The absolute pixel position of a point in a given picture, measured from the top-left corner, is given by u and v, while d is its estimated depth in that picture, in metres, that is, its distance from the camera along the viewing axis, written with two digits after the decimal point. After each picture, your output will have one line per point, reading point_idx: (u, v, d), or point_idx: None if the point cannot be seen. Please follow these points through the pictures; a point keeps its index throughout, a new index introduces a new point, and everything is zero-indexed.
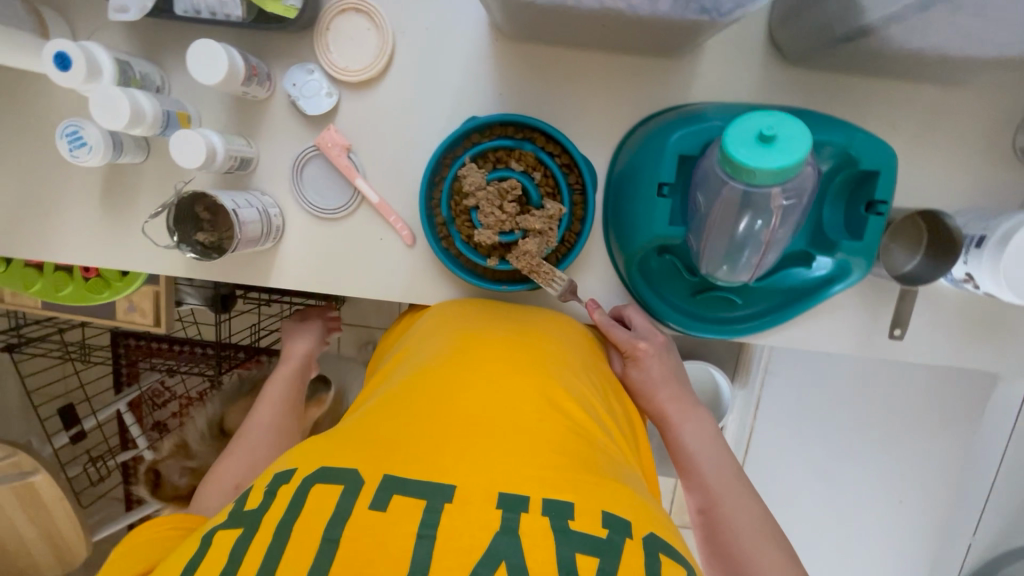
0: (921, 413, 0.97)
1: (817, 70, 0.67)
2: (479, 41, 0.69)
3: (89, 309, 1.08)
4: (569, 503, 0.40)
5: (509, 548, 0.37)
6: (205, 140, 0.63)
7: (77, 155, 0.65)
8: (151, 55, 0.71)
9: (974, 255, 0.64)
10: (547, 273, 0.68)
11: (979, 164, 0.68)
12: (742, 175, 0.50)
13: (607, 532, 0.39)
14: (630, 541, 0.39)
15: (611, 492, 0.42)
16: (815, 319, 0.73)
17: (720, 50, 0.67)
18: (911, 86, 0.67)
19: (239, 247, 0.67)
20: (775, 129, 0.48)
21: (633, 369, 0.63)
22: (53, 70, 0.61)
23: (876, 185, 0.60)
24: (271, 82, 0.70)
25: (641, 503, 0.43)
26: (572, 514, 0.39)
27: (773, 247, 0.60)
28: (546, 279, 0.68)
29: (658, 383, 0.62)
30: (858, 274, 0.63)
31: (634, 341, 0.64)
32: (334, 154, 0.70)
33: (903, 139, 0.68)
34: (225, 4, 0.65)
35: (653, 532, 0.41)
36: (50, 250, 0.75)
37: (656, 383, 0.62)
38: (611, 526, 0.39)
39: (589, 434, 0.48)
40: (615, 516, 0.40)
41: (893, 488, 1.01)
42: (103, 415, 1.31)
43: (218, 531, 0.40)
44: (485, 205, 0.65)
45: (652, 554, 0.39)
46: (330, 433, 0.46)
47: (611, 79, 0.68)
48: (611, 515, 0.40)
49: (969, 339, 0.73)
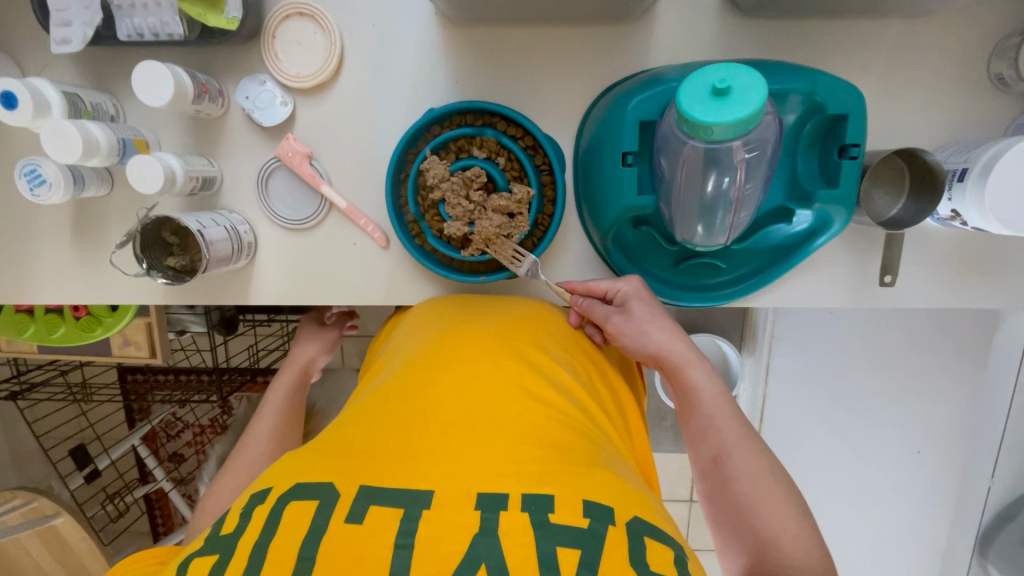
0: (928, 360, 0.95)
1: (775, 19, 0.65)
2: (427, 31, 0.67)
3: (83, 349, 1.08)
4: (549, 496, 0.39)
5: (488, 549, 0.36)
6: (162, 163, 0.63)
7: (38, 193, 0.64)
8: (104, 85, 0.70)
9: (958, 190, 0.62)
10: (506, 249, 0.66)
11: (954, 96, 0.66)
12: (701, 133, 0.48)
13: (588, 522, 0.38)
14: (612, 529, 0.38)
15: (593, 479, 0.41)
16: (803, 275, 0.71)
17: (673, 11, 0.65)
18: (875, 24, 0.65)
19: (210, 267, 0.66)
20: (729, 81, 0.47)
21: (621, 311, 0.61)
22: (0, 111, 0.60)
23: (846, 128, 0.58)
24: (225, 98, 0.69)
25: (627, 487, 0.42)
26: (552, 507, 0.38)
27: (745, 205, 0.59)
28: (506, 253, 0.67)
29: (652, 319, 0.60)
30: (841, 222, 0.62)
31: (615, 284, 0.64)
32: (296, 163, 0.69)
33: (872, 81, 0.66)
34: (165, 23, 0.62)
35: (638, 515, 0.40)
36: (29, 292, 0.75)
37: (643, 324, 0.60)
38: (593, 515, 0.38)
39: (570, 422, 0.48)
40: (597, 504, 0.39)
41: (908, 439, 0.99)
42: (116, 452, 1.32)
43: (194, 558, 0.39)
44: (451, 197, 0.64)
45: (636, 540, 0.38)
46: (307, 446, 0.46)
47: (565, 53, 0.67)
48: (592, 503, 0.39)
49: (964, 277, 0.70)
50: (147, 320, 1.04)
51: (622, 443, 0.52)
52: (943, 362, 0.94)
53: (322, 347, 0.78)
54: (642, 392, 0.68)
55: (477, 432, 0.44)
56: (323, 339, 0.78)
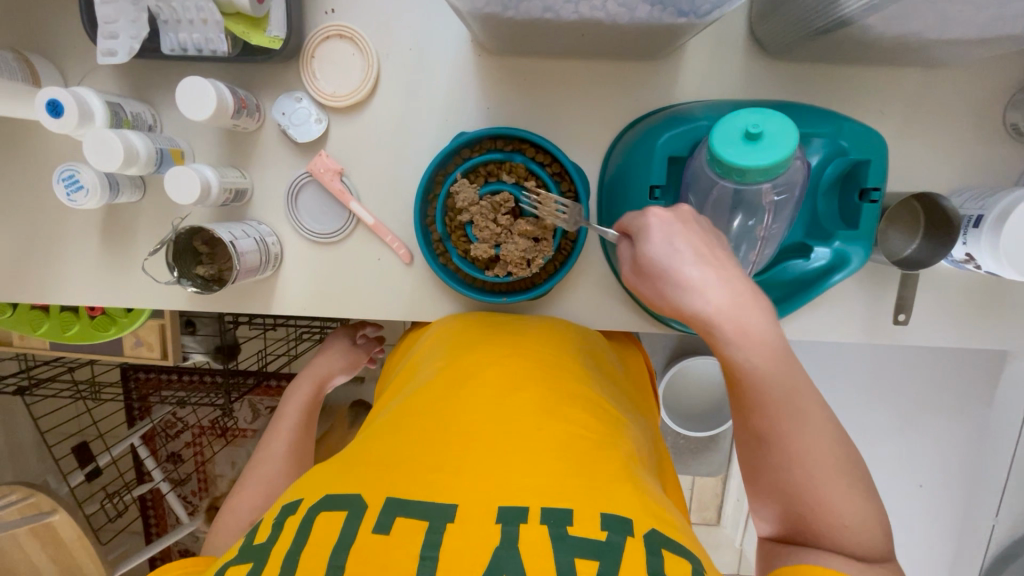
0: (933, 395, 0.96)
1: (800, 62, 0.67)
2: (462, 58, 0.69)
3: (96, 348, 1.07)
4: (568, 509, 0.39)
5: (509, 560, 0.37)
6: (199, 175, 0.64)
7: (75, 199, 0.65)
8: (143, 95, 0.72)
9: (973, 235, 0.63)
10: (546, 205, 0.64)
11: (969, 144, 0.68)
12: (733, 174, 0.50)
13: (606, 534, 0.38)
14: (631, 540, 0.38)
15: (612, 492, 0.41)
16: (817, 309, 0.72)
17: (702, 50, 0.68)
18: (896, 71, 0.67)
19: (239, 277, 0.67)
20: (762, 126, 0.48)
21: (648, 245, 0.49)
22: (46, 118, 0.61)
23: (868, 172, 0.61)
24: (261, 113, 0.70)
25: (646, 500, 0.42)
26: (570, 520, 0.39)
27: (770, 242, 0.60)
28: (551, 211, 0.64)
29: (679, 260, 0.47)
30: (858, 261, 0.63)
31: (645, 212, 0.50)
32: (327, 179, 0.71)
33: (891, 125, 0.68)
34: (210, 40, 0.64)
35: (656, 528, 0.40)
36: (55, 293, 0.76)
37: (682, 263, 0.47)
38: (611, 528, 0.39)
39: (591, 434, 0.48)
40: (616, 516, 0.40)
41: (911, 473, 1.00)
42: (118, 450, 1.31)
43: (228, 566, 0.40)
44: (480, 219, 0.66)
45: (654, 551, 0.38)
46: (334, 459, 0.47)
47: (595, 85, 0.69)
48: (611, 515, 0.39)
49: (974, 318, 0.72)
50: (162, 322, 1.05)
51: (645, 460, 0.52)
52: (946, 397, 0.96)
53: (344, 365, 0.76)
54: (659, 416, 0.69)
55: (499, 444, 0.44)
56: (346, 358, 0.77)
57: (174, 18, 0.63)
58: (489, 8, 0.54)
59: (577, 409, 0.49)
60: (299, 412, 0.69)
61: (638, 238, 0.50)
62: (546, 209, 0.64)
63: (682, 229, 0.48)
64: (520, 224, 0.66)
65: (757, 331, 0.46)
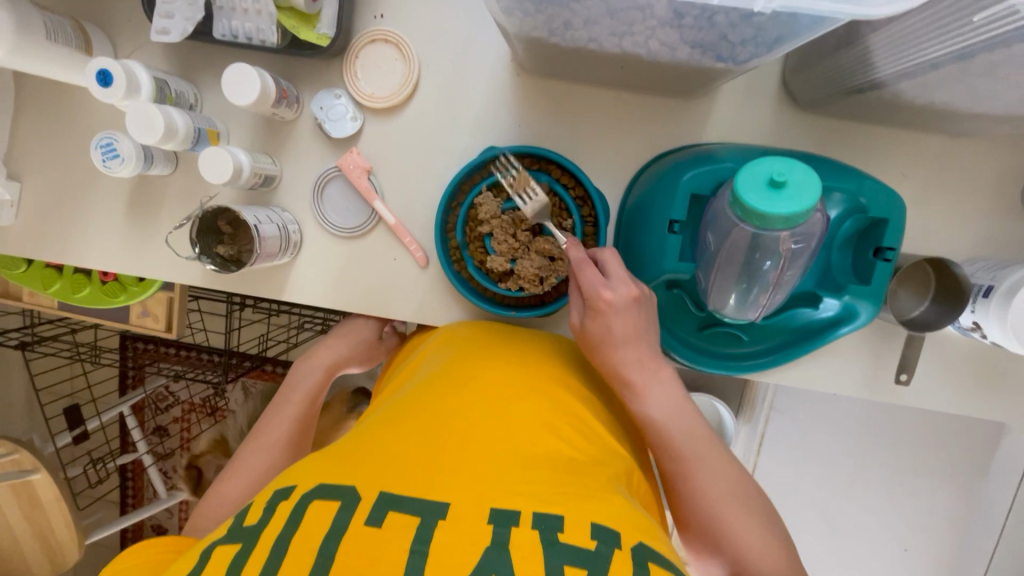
0: (926, 460, 0.96)
1: (827, 117, 0.69)
2: (502, 74, 0.71)
3: (102, 312, 1.08)
4: (559, 517, 0.40)
5: (499, 562, 0.36)
6: (233, 158, 0.65)
7: (109, 165, 0.67)
8: (188, 74, 0.74)
9: (982, 304, 0.64)
10: (522, 181, 0.65)
11: (988, 216, 0.69)
12: (754, 219, 0.51)
13: (595, 545, 0.38)
14: (619, 553, 0.38)
15: (602, 504, 0.42)
16: (821, 360, 0.73)
17: (735, 94, 0.69)
18: (923, 136, 0.68)
19: (257, 261, 0.69)
20: (787, 175, 0.50)
21: (593, 321, 0.57)
22: (93, 86, 0.63)
23: (884, 232, 0.61)
24: (300, 105, 0.72)
25: (635, 516, 0.43)
26: (561, 527, 0.39)
27: (781, 288, 0.61)
28: (521, 188, 0.65)
29: (618, 341, 0.56)
30: (866, 316, 0.64)
31: (598, 290, 0.56)
32: (355, 175, 0.72)
33: (912, 188, 0.69)
34: (261, 31, 0.67)
35: (644, 542, 0.41)
36: (74, 255, 0.78)
37: (615, 343, 0.56)
38: (600, 539, 0.39)
39: (586, 451, 0.48)
40: (605, 527, 0.40)
41: (897, 536, 0.99)
42: (108, 416, 1.30)
43: (217, 544, 0.40)
44: (499, 233, 0.68)
45: (641, 564, 0.38)
46: (330, 449, 0.47)
47: (626, 116, 0.70)
48: (599, 526, 0.40)
49: (977, 389, 0.72)
50: (169, 294, 1.06)
51: (638, 478, 0.53)
52: (941, 464, 0.95)
53: (359, 358, 0.76)
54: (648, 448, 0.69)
55: (494, 449, 0.45)
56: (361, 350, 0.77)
57: (228, 6, 0.65)
58: (536, 32, 0.55)
59: (572, 424, 0.50)
60: (304, 398, 0.69)
61: (592, 312, 0.57)
62: (517, 185, 0.65)
63: (622, 311, 0.56)
64: (541, 240, 0.67)
65: (663, 399, 0.55)
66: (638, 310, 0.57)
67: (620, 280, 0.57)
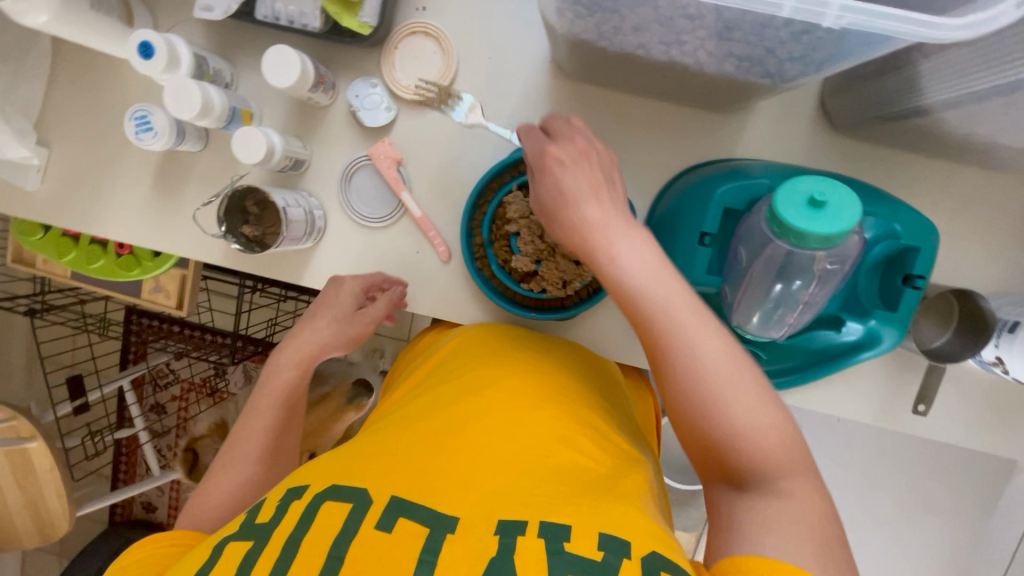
0: (931, 493, 0.95)
1: (862, 141, 0.69)
2: (539, 75, 0.71)
3: (115, 284, 1.08)
4: (566, 526, 0.39)
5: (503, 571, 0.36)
6: (267, 139, 0.65)
7: (142, 138, 0.67)
8: (225, 53, 0.74)
9: (1006, 340, 0.63)
10: (444, 92, 0.70)
11: (1016, 253, 0.69)
12: (791, 236, 0.51)
13: (602, 554, 0.37)
14: (627, 562, 0.37)
15: (611, 513, 0.41)
16: (837, 385, 0.73)
17: (771, 113, 0.69)
18: (956, 167, 0.68)
19: (282, 244, 0.69)
20: (827, 196, 0.50)
21: (543, 180, 0.52)
22: (134, 58, 0.62)
23: (915, 260, 0.61)
24: (335, 91, 0.73)
25: (647, 523, 0.42)
26: (568, 536, 0.38)
27: (811, 309, 0.61)
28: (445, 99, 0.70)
29: (576, 196, 0.50)
30: (889, 342, 0.63)
31: (545, 149, 0.53)
32: (385, 166, 0.72)
33: (942, 219, 0.69)
34: (304, 14, 0.67)
35: (654, 549, 0.39)
36: (96, 224, 0.78)
37: (573, 200, 0.51)
38: (609, 548, 0.38)
39: (599, 462, 0.48)
40: (614, 536, 0.39)
41: (893, 565, 0.99)
42: (109, 390, 1.29)
43: (229, 541, 0.40)
44: (526, 233, 0.69)
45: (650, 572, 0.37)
46: (343, 451, 0.47)
47: (660, 126, 0.70)
48: (608, 535, 0.39)
49: (993, 426, 0.72)
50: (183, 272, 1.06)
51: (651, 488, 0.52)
52: (946, 498, 0.95)
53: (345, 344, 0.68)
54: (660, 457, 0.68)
55: (505, 461, 0.44)
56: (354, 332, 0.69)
57: None
58: (585, 35, 0.55)
59: (586, 435, 0.50)
60: None
61: (545, 173, 0.53)
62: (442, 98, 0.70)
63: (574, 168, 0.52)
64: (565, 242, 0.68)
65: (637, 255, 0.48)
66: (592, 164, 0.52)
67: (565, 138, 0.54)
